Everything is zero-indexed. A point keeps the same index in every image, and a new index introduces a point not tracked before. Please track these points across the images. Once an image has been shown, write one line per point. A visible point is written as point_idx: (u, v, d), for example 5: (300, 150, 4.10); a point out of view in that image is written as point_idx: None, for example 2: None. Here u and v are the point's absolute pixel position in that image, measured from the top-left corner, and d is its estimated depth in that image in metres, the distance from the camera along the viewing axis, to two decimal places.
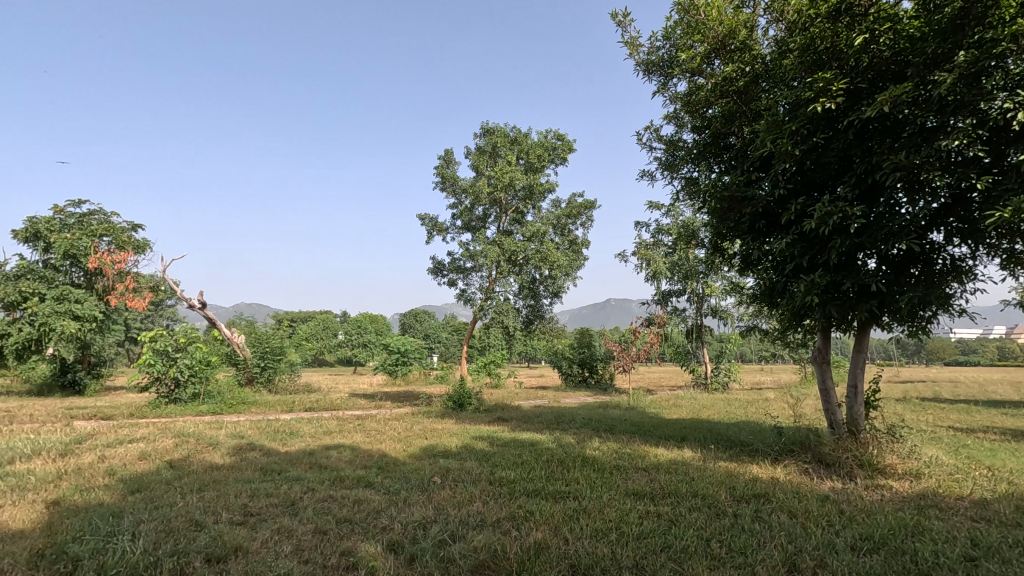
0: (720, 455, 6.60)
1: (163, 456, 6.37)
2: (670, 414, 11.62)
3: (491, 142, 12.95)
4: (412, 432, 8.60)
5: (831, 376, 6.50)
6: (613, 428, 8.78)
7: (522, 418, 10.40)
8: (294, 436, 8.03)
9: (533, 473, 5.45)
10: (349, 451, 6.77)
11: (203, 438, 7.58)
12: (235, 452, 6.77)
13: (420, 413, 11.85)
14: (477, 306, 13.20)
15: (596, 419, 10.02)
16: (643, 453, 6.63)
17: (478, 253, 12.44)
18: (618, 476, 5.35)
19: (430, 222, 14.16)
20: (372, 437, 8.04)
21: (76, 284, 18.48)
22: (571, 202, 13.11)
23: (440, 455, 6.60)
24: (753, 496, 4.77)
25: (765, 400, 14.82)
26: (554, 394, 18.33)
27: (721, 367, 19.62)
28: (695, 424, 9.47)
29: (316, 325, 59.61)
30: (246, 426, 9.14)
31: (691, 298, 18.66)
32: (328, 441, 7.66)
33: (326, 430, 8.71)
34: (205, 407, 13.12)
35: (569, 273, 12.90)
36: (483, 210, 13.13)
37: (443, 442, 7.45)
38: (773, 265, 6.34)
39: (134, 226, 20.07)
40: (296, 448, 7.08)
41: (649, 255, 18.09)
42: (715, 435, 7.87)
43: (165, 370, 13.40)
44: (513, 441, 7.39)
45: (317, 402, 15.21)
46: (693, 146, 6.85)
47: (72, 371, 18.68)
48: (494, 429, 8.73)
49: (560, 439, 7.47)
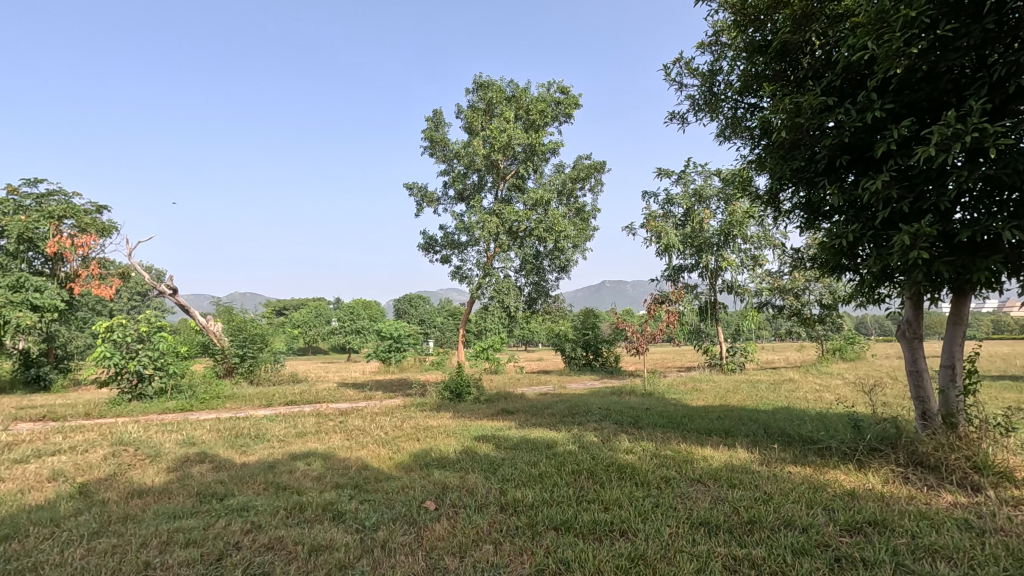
0: (787, 457, 5.26)
1: (81, 475, 4.99)
2: (696, 400, 10.32)
3: (485, 98, 11.44)
4: (403, 430, 7.27)
5: (924, 355, 5.17)
6: (639, 421, 7.47)
7: (530, 409, 9.11)
8: (258, 440, 6.66)
9: (557, 493, 4.10)
10: (321, 462, 5.39)
11: (144, 447, 6.19)
12: (178, 466, 5.39)
13: (414, 405, 10.58)
14: (475, 285, 11.76)
15: (615, 409, 8.72)
16: (690, 456, 5.29)
17: (474, 224, 11.00)
18: (672, 495, 4.03)
19: (420, 192, 12.67)
20: (355, 440, 6.68)
21: (35, 272, 16.95)
22: (579, 164, 11.62)
23: (435, 465, 5.24)
24: (869, 525, 3.45)
25: (790, 381, 13.61)
26: (559, 379, 17.06)
27: (737, 347, 18.44)
28: (733, 414, 8.15)
29: (307, 312, 58.31)
30: (207, 428, 7.75)
31: (704, 273, 17.55)
32: (298, 446, 6.29)
33: (300, 431, 7.33)
34: (174, 403, 11.75)
35: (577, 244, 11.43)
36: (479, 176, 11.68)
37: (439, 444, 6.09)
38: (853, 214, 4.96)
39: (99, 207, 18.57)
40: (256, 458, 5.70)
41: (660, 228, 16.79)
42: (767, 429, 6.54)
43: (124, 361, 11.94)
44: (525, 442, 6.06)
45: (300, 394, 13.85)
46: (744, 72, 5.48)
47: (37, 366, 17.27)
48: (500, 424, 7.45)
49: (582, 439, 6.12)
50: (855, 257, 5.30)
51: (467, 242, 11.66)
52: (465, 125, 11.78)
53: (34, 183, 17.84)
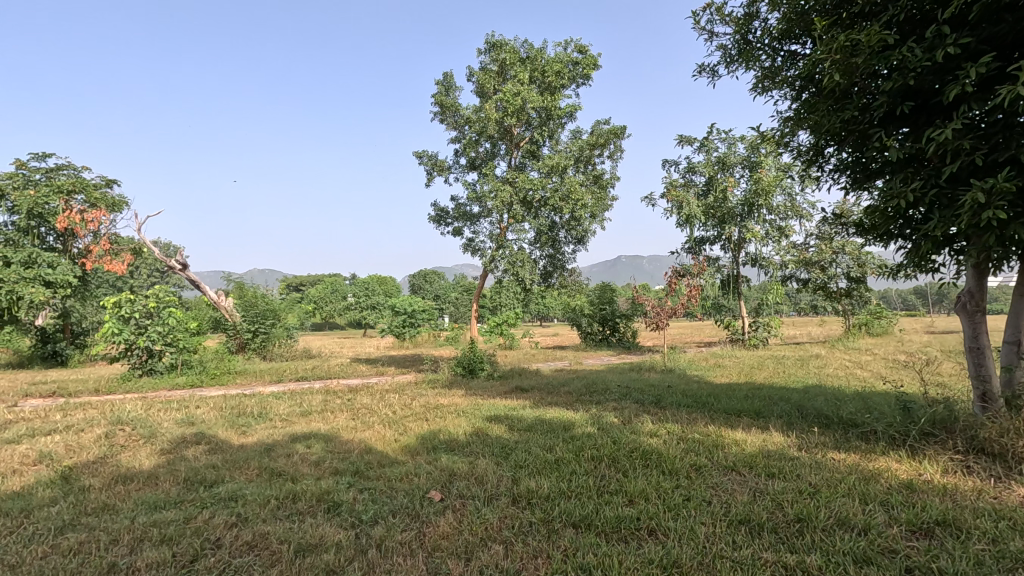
0: (829, 442, 4.77)
1: (67, 457, 4.71)
2: (720, 378, 9.84)
3: (499, 59, 10.78)
4: (412, 409, 6.93)
5: (988, 330, 4.61)
6: (661, 399, 7.04)
7: (546, 387, 8.72)
8: (260, 420, 6.35)
9: (575, 483, 3.69)
10: (322, 444, 5.05)
11: (141, 427, 5.92)
12: (172, 448, 5.09)
13: (425, 381, 10.27)
14: (488, 257, 11.31)
15: (634, 387, 8.31)
16: (720, 441, 4.83)
17: (487, 193, 10.48)
18: (706, 487, 3.58)
19: (430, 161, 12.15)
20: (360, 419, 6.34)
21: (47, 247, 16.86)
22: (597, 129, 10.98)
23: (443, 449, 4.86)
24: (938, 526, 2.99)
25: (817, 357, 13.05)
26: (574, 354, 16.68)
27: (759, 321, 17.83)
28: (762, 392, 7.67)
29: (322, 288, 58.57)
30: (210, 406, 7.49)
31: (726, 245, 16.89)
32: (300, 426, 5.97)
33: (305, 410, 7.02)
34: (184, 378, 11.61)
35: (595, 214, 10.87)
36: (491, 142, 11.12)
37: (449, 425, 5.71)
38: (913, 170, 4.35)
39: (108, 181, 18.35)
40: (254, 439, 5.38)
41: (682, 197, 16.11)
42: (801, 410, 6.05)
43: (133, 337, 11.78)
44: (541, 423, 5.65)
45: (311, 370, 13.65)
46: (788, 11, 4.83)
47: (53, 342, 17.33)
48: (514, 403, 7.08)
49: (602, 420, 5.70)
50: (909, 220, 4.72)
51: (480, 213, 11.16)
52: (477, 89, 11.17)
53: (42, 157, 17.63)
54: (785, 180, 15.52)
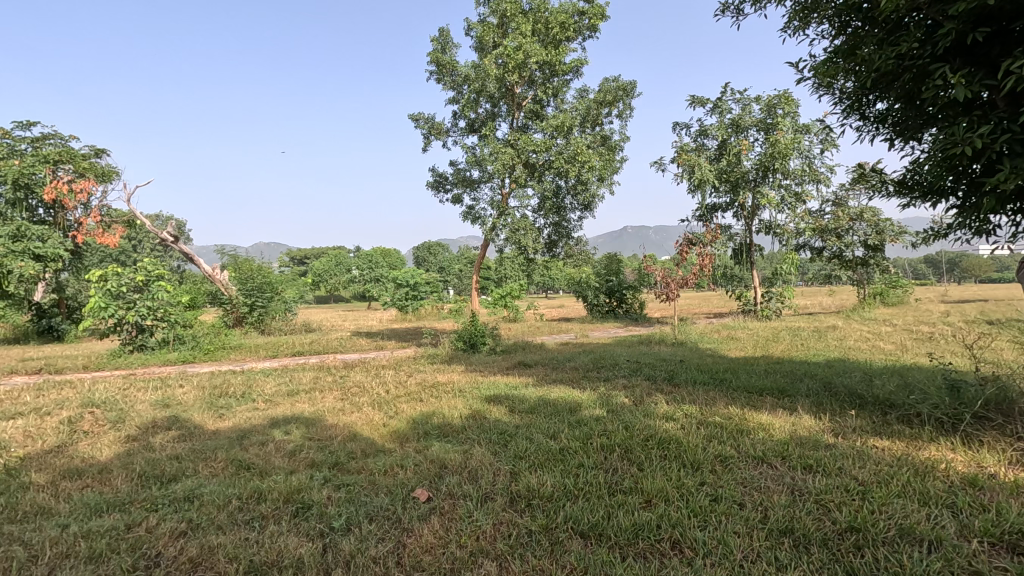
0: (867, 426, 4.24)
1: (20, 447, 4.26)
2: (734, 351, 9.32)
3: (499, 9, 9.96)
4: (407, 387, 6.47)
5: None
6: (674, 376, 6.55)
7: (550, 362, 8.24)
8: (243, 401, 5.90)
9: (583, 480, 3.20)
10: (302, 430, 4.57)
11: (111, 410, 5.46)
12: (139, 434, 4.62)
13: (425, 356, 9.84)
14: (488, 226, 10.69)
15: (645, 362, 7.82)
16: (745, 425, 4.31)
17: (486, 157, 9.83)
18: (736, 486, 3.07)
19: (426, 124, 11.43)
20: (349, 400, 5.86)
21: (35, 219, 16.35)
22: (604, 85, 10.21)
23: (435, 435, 4.38)
24: (1023, 539, 2.47)
25: (834, 328, 12.52)
26: (580, 327, 16.18)
27: (772, 292, 16.93)
28: (782, 367, 7.16)
29: (326, 260, 58.11)
30: (194, 385, 7.05)
31: (739, 212, 16.17)
32: (284, 408, 5.50)
33: (292, 390, 6.56)
34: (176, 354, 11.21)
35: (603, 177, 10.17)
36: (492, 102, 10.40)
37: (444, 406, 5.22)
38: (978, 114, 3.72)
39: (96, 150, 17.74)
40: (231, 424, 4.93)
41: (693, 161, 15.36)
42: (829, 389, 5.52)
43: (121, 312, 11.33)
44: (544, 404, 5.15)
45: (309, 344, 13.23)
46: None
47: (49, 316, 16.98)
48: (516, 380, 6.61)
49: (611, 401, 5.20)
50: (966, 174, 4.11)
51: (480, 178, 10.52)
52: (475, 43, 10.39)
53: (27, 125, 16.97)
54: (802, 142, 14.71)
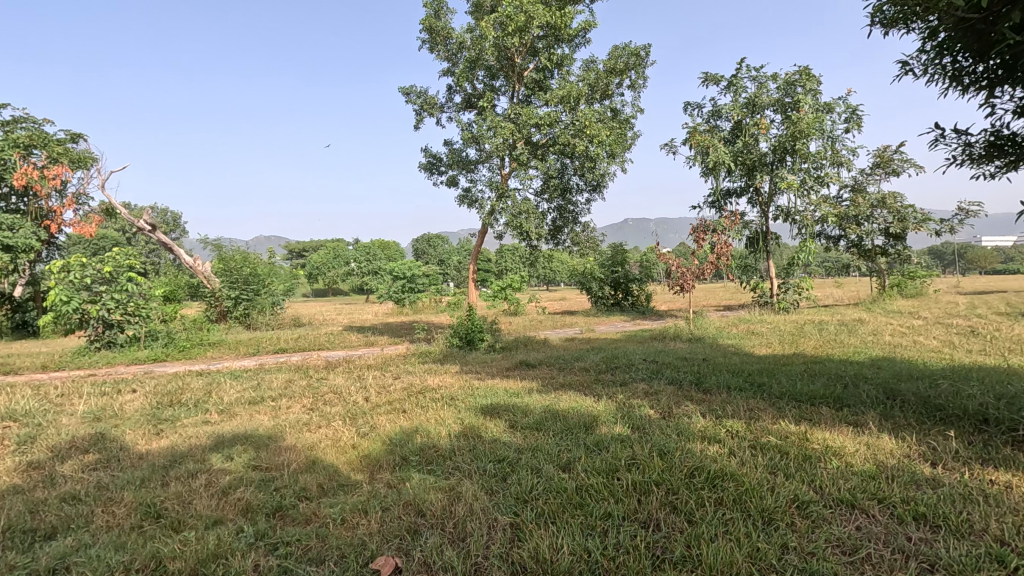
0: (969, 451, 3.31)
1: None
2: (760, 348, 8.38)
3: None
4: (391, 394, 5.51)
5: None
6: (704, 380, 5.58)
7: (556, 361, 7.28)
8: (192, 412, 4.95)
9: (616, 544, 2.26)
10: (248, 454, 3.62)
11: (28, 425, 4.51)
12: (44, 461, 3.67)
13: (417, 354, 8.89)
14: (486, 210, 9.69)
15: (665, 362, 6.86)
16: (812, 451, 3.37)
17: (483, 133, 8.85)
18: (836, 559, 2.13)
19: (419, 98, 10.42)
20: (319, 412, 4.91)
21: (6, 208, 15.37)
22: (614, 52, 9.20)
23: (416, 463, 3.43)
24: None
25: (862, 322, 11.54)
26: (586, 321, 15.19)
27: (789, 283, 15.91)
28: (825, 368, 6.20)
29: (325, 253, 57.16)
30: (146, 391, 6.10)
31: (754, 198, 15.22)
32: (238, 423, 4.56)
33: (257, 397, 5.61)
34: (147, 352, 10.28)
35: (614, 153, 9.16)
36: (490, 73, 9.43)
37: (429, 421, 4.28)
38: None
39: (72, 135, 16.75)
40: (165, 444, 3.98)
41: (707, 142, 14.33)
42: (897, 398, 4.57)
43: (85, 306, 10.35)
44: (552, 418, 4.21)
45: (295, 340, 12.27)
46: None
47: (23, 311, 16.06)
48: (518, 385, 5.66)
49: (634, 415, 4.25)
50: None
51: (477, 157, 9.54)
52: (473, 7, 9.40)
53: None
54: (824, 122, 13.69)
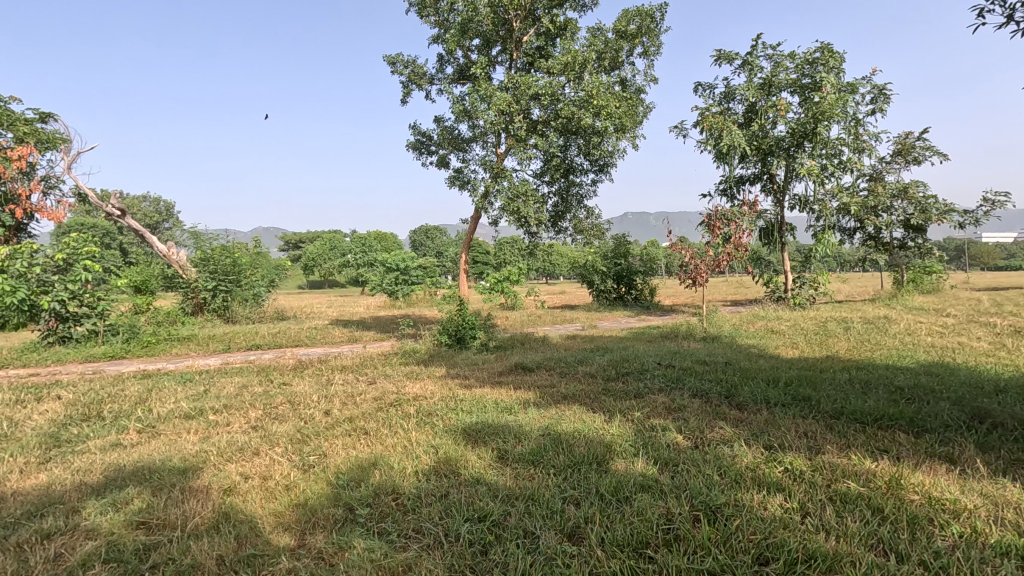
0: None
1: None
2: (787, 349, 7.41)
3: None
4: (356, 408, 4.53)
5: None
6: (735, 391, 4.63)
7: (556, 365, 6.31)
8: (104, 430, 3.96)
9: None
10: (141, 501, 2.66)
11: None
12: None
13: (400, 353, 7.91)
14: (480, 192, 8.71)
15: (683, 366, 5.89)
16: (916, 508, 2.41)
17: (476, 105, 7.84)
18: None
19: (406, 67, 9.37)
20: (263, 431, 3.94)
21: None
22: (624, 15, 8.21)
23: (362, 520, 2.47)
24: None
25: (889, 320, 10.58)
26: (587, 316, 14.21)
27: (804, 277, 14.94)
28: (874, 376, 5.23)
29: (321, 244, 55.88)
30: (69, 399, 5.12)
31: (768, 186, 14.26)
32: (154, 447, 3.59)
33: (196, 408, 4.64)
34: (103, 349, 9.27)
35: (623, 128, 8.21)
36: (485, 39, 8.40)
37: (394, 450, 3.32)
38: None
39: (41, 115, 15.75)
40: (42, 481, 3.01)
41: (720, 125, 13.30)
42: (990, 422, 3.60)
43: (35, 297, 9.36)
44: (554, 446, 3.25)
45: (273, 335, 11.29)
46: None
47: None
48: (511, 396, 4.69)
49: (659, 442, 3.29)
50: None
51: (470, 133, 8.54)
52: None
53: None
54: (847, 103, 12.68)
